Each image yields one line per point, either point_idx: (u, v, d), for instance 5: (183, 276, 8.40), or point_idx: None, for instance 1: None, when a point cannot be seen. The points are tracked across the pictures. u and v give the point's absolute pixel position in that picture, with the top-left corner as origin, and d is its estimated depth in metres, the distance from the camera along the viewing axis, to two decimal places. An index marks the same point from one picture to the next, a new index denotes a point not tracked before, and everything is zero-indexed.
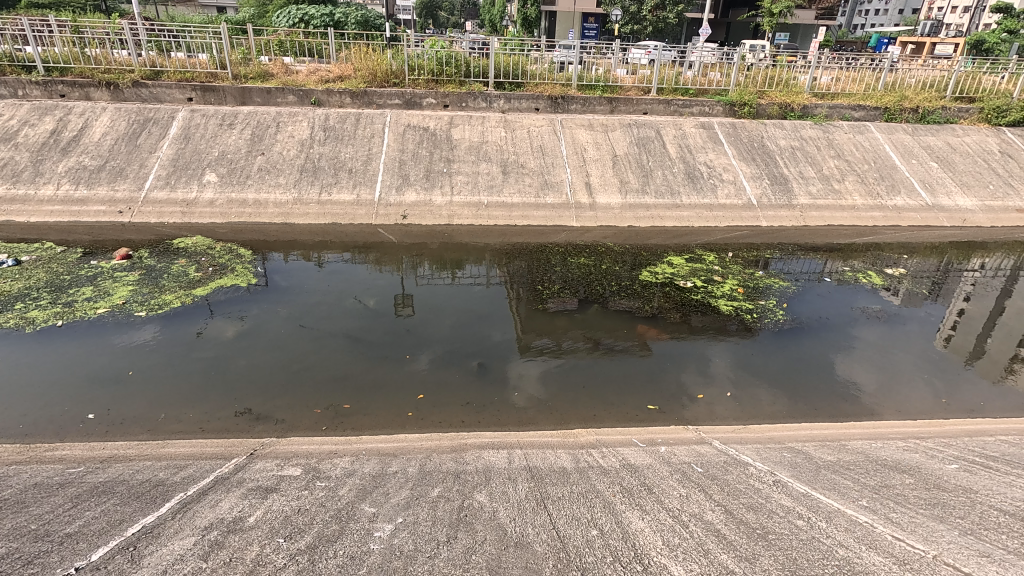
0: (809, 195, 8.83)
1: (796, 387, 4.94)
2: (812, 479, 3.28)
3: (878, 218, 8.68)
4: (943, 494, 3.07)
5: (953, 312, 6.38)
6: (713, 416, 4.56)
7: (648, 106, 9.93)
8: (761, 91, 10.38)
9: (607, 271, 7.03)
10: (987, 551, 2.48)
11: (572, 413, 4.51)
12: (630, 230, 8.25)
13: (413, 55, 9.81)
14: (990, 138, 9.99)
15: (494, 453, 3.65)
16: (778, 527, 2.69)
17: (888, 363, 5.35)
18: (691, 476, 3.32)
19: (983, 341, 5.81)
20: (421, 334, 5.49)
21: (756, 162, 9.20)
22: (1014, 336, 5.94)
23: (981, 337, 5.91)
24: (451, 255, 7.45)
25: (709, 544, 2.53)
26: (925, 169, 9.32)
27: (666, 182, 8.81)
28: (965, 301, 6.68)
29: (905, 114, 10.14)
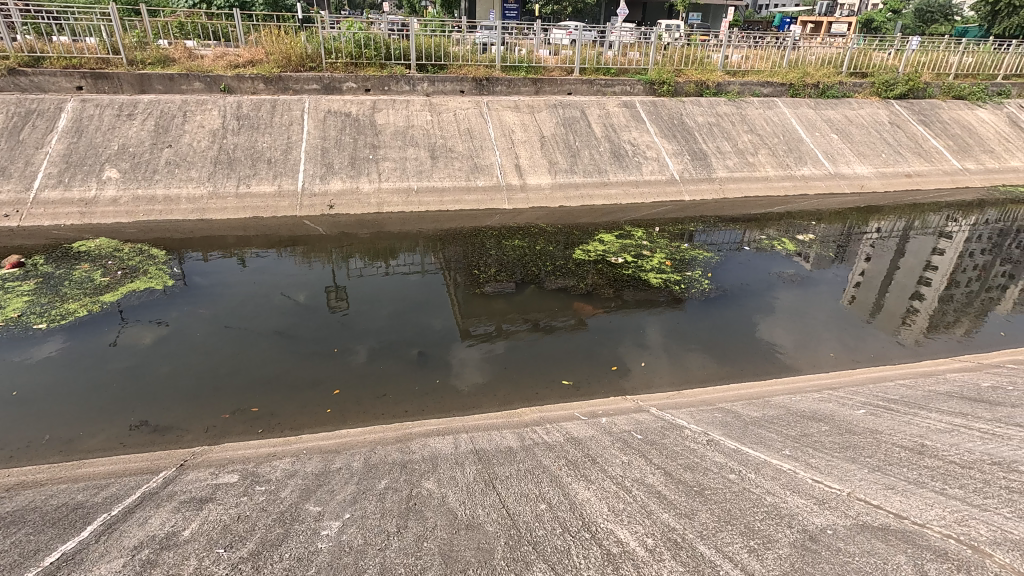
0: (726, 168, 9.28)
1: (723, 351, 5.24)
2: (740, 435, 3.51)
3: (788, 188, 9.28)
4: (855, 438, 3.36)
5: (856, 272, 6.95)
6: (649, 384, 4.76)
7: (572, 86, 10.01)
8: (678, 70, 10.75)
9: (541, 252, 7.11)
10: (892, 484, 2.73)
11: (515, 394, 4.57)
12: (562, 210, 8.37)
13: (328, 37, 9.39)
14: (881, 110, 10.79)
15: (439, 440, 3.64)
16: (712, 483, 2.86)
17: (803, 322, 5.77)
18: (632, 443, 3.47)
19: (882, 297, 6.38)
20: (357, 327, 5.36)
21: (676, 139, 9.54)
22: (907, 290, 6.56)
23: (881, 293, 6.48)
24: (383, 244, 7.27)
25: (651, 505, 2.66)
26: (828, 141, 10.01)
27: (594, 161, 8.98)
28: (866, 261, 7.29)
29: (808, 89, 10.84)
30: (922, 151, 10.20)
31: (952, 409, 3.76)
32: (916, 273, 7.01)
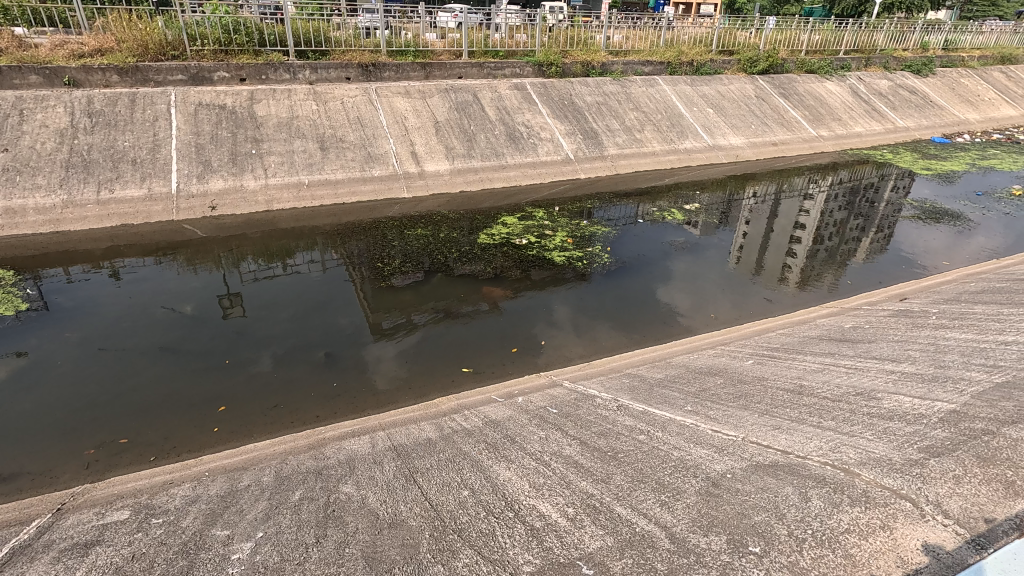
0: (616, 145, 9.67)
1: (627, 320, 5.51)
2: (647, 397, 3.72)
3: (673, 161, 9.87)
4: (746, 387, 3.67)
5: (738, 235, 7.55)
6: (561, 359, 4.90)
7: (462, 70, 9.90)
8: (563, 51, 10.99)
9: (445, 239, 7.03)
10: (778, 423, 3.03)
11: (431, 385, 4.52)
12: (462, 196, 8.33)
13: (191, 22, 8.49)
14: (748, 85, 11.70)
15: (355, 441, 3.53)
16: (624, 446, 3.01)
17: (696, 286, 6.20)
18: (548, 418, 3.56)
19: (761, 256, 6.99)
20: (255, 334, 5.01)
21: (568, 119, 9.77)
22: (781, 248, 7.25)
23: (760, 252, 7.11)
24: (276, 244, 6.84)
25: (570, 475, 2.75)
26: (704, 115, 10.73)
27: (490, 145, 8.98)
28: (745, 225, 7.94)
29: (684, 67, 11.52)
30: (784, 122, 11.22)
31: (823, 350, 4.22)
32: (788, 232, 7.75)
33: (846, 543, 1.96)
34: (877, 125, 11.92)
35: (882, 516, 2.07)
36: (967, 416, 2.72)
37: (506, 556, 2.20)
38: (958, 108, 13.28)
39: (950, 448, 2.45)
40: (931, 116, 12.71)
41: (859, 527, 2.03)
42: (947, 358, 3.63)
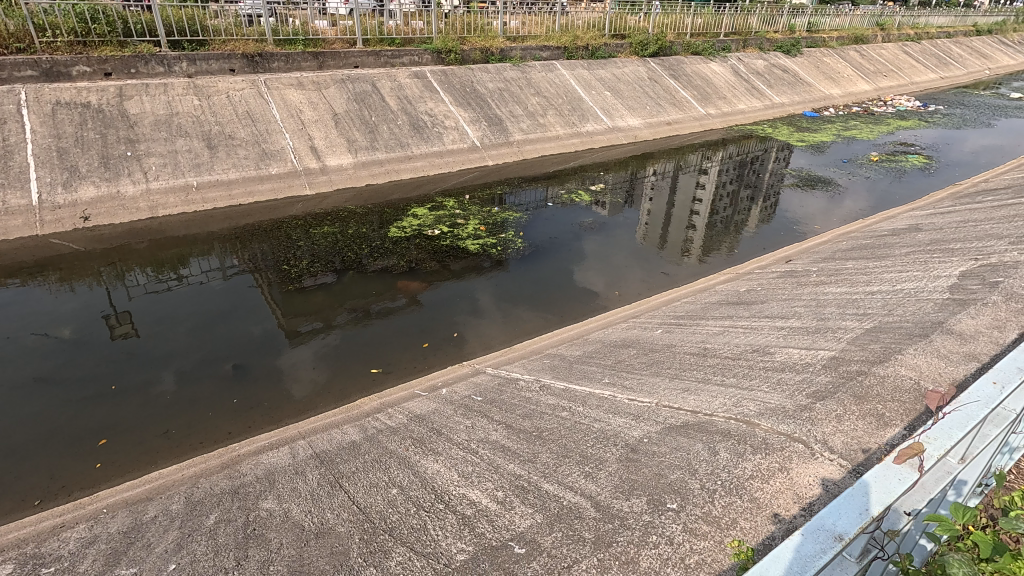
0: (521, 131, 9.76)
1: (545, 302, 5.63)
2: (567, 374, 3.84)
3: (577, 144, 10.14)
4: (657, 356, 3.88)
5: (642, 212, 7.91)
6: (483, 347, 4.93)
7: (358, 59, 9.52)
8: (461, 38, 10.84)
9: (355, 235, 6.80)
10: (688, 386, 3.24)
11: (351, 386, 4.39)
12: (369, 189, 8.08)
13: (37, 10, 7.54)
14: (640, 68, 12.20)
15: (273, 453, 3.36)
16: (548, 424, 3.09)
17: (607, 263, 6.44)
18: (473, 406, 3.58)
19: (665, 230, 7.37)
20: (149, 352, 4.60)
21: (471, 106, 9.71)
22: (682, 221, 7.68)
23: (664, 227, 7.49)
24: (166, 253, 6.29)
25: (498, 460, 2.79)
26: (603, 98, 11.08)
27: (394, 136, 8.75)
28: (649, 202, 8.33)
29: (580, 52, 11.79)
30: (676, 102, 11.84)
31: (723, 314, 4.54)
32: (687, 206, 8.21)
33: (750, 488, 2.13)
34: (757, 102, 12.88)
35: (779, 459, 2.26)
36: (844, 360, 3.04)
37: (439, 547, 2.19)
38: (823, 84, 14.63)
39: (832, 389, 2.72)
40: (801, 92, 13.92)
41: (761, 471, 2.21)
42: (826, 310, 4.04)
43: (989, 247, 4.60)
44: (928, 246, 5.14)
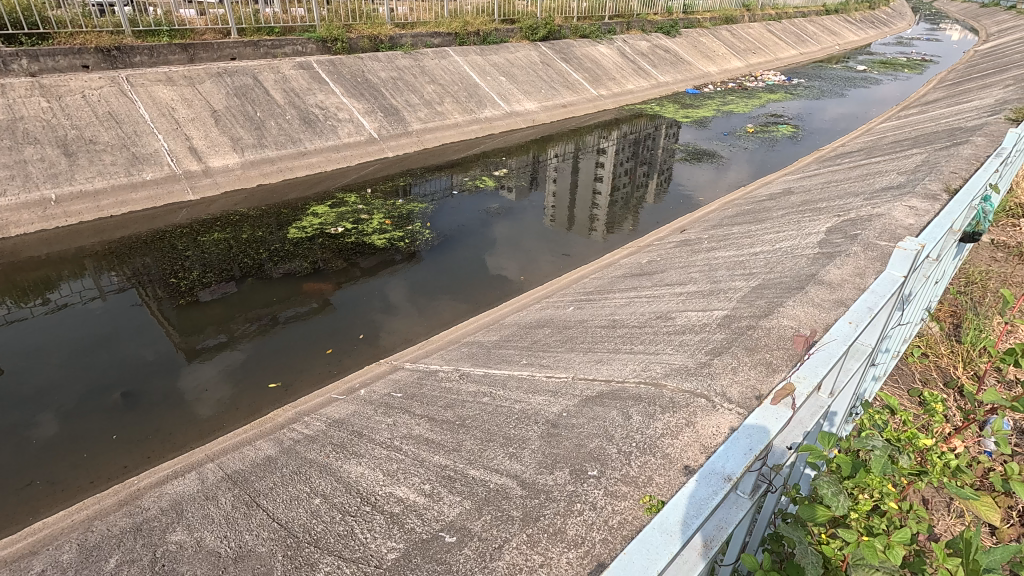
0: (419, 120, 9.57)
1: (459, 291, 5.62)
2: (486, 360, 3.88)
3: (477, 131, 10.13)
4: (571, 332, 4.01)
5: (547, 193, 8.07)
6: (399, 342, 4.84)
7: (234, 51, 8.80)
8: (347, 26, 10.41)
9: (250, 239, 6.39)
10: (600, 357, 3.38)
11: (261, 399, 4.15)
12: (261, 190, 7.60)
13: None
14: (532, 52, 12.32)
15: (179, 481, 3.11)
16: (471, 411, 3.11)
17: (516, 247, 6.53)
18: (393, 403, 3.52)
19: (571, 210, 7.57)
20: (17, 390, 4.07)
21: (364, 97, 9.36)
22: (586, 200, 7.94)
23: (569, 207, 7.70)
24: (27, 277, 5.56)
25: (422, 453, 2.77)
26: (498, 83, 11.11)
27: (283, 131, 8.25)
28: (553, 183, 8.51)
29: (471, 38, 11.71)
30: (569, 84, 12.12)
31: (628, 286, 4.77)
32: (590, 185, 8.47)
33: (662, 445, 2.27)
34: (644, 82, 13.50)
35: (685, 414, 2.43)
36: (736, 317, 3.30)
37: (369, 550, 2.15)
38: (702, 63, 15.59)
39: (727, 344, 2.94)
40: (683, 71, 14.76)
41: (670, 428, 2.36)
42: (718, 273, 4.36)
43: (848, 204, 5.15)
44: (799, 207, 5.67)
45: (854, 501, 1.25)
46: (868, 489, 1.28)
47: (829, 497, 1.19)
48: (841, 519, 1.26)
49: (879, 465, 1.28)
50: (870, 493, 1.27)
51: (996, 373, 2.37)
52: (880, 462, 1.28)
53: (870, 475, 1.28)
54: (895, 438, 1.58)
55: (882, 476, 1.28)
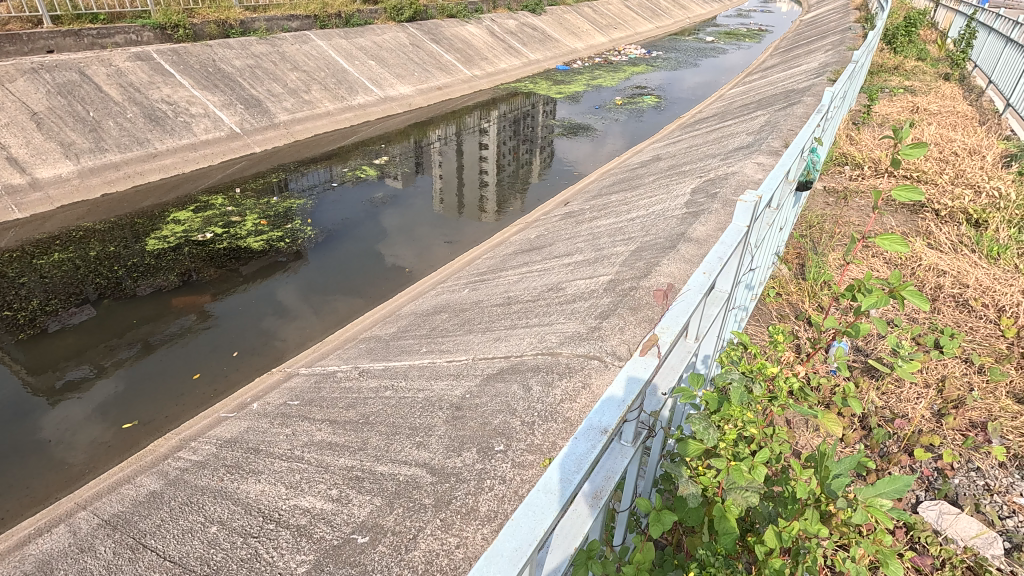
0: (286, 111, 8.95)
1: (351, 286, 5.41)
2: (385, 353, 3.79)
3: (351, 118, 9.68)
4: (468, 314, 4.02)
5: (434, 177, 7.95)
6: (291, 348, 4.59)
7: (52, 42, 7.57)
8: (188, 10, 9.40)
9: (101, 256, 5.67)
10: (498, 334, 3.44)
11: (138, 431, 3.76)
12: (107, 200, 6.74)
13: None
14: (400, 33, 11.91)
15: (45, 538, 2.74)
16: (374, 407, 3.03)
17: (407, 234, 6.39)
18: (290, 412, 3.34)
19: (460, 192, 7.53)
20: None
21: (219, 88, 8.53)
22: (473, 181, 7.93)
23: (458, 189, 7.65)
24: None
25: (326, 458, 2.67)
26: (368, 68, 10.65)
27: (125, 132, 7.30)
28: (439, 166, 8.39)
29: (333, 21, 11.06)
30: (442, 66, 11.93)
31: (519, 262, 4.86)
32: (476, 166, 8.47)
33: (562, 410, 2.36)
34: (516, 61, 13.64)
35: (581, 377, 2.54)
36: (620, 280, 3.49)
37: (279, 569, 2.05)
38: (568, 39, 16.03)
39: (613, 307, 3.11)
40: (551, 48, 15.09)
41: (569, 392, 2.46)
42: (601, 241, 4.58)
43: (708, 165, 5.61)
44: (667, 172, 6.09)
45: (721, 432, 1.36)
46: (731, 420, 1.39)
47: (700, 430, 1.29)
48: (713, 449, 1.37)
49: (738, 396, 1.39)
50: (735, 423, 1.39)
51: (843, 308, 2.70)
52: (739, 392, 1.40)
53: (731, 406, 1.40)
54: (748, 371, 1.62)
55: (743, 406, 1.41)
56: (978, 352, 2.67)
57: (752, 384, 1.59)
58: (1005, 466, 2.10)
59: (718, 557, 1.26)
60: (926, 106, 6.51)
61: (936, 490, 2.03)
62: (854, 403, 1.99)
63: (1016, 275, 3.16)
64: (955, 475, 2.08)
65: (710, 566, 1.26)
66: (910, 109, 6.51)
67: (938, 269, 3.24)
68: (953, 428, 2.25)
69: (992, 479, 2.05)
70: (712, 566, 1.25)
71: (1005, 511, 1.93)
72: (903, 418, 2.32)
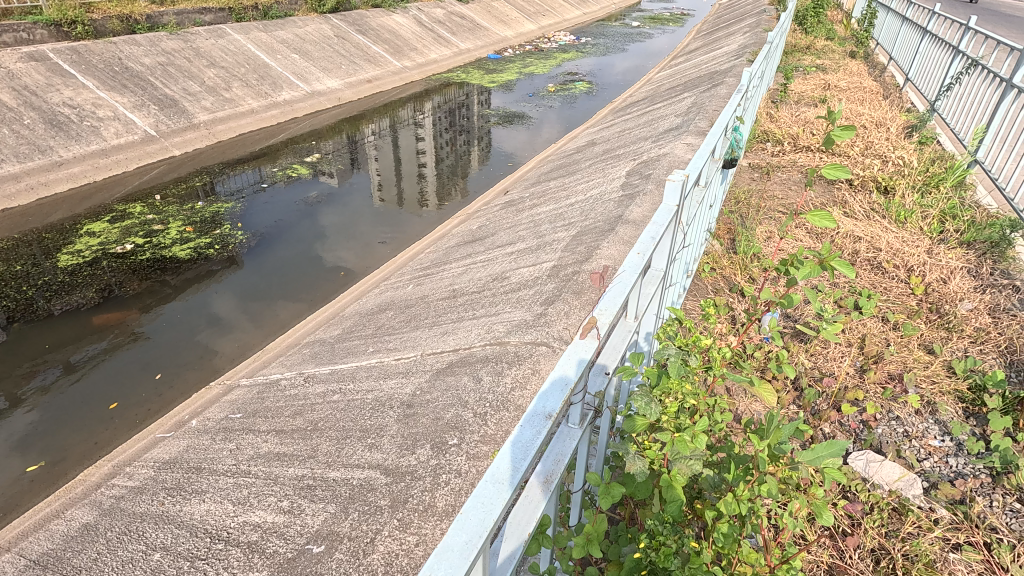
0: (205, 110, 8.45)
1: (290, 289, 5.22)
2: (331, 356, 3.69)
3: (277, 115, 9.26)
4: (414, 310, 3.97)
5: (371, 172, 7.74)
6: (230, 359, 4.39)
7: None
8: (86, 6, 8.73)
9: (7, 276, 5.19)
10: (445, 328, 3.41)
11: (65, 461, 3.51)
12: (8, 215, 6.16)
13: None
14: (323, 25, 11.45)
15: None
16: (322, 412, 2.94)
17: (346, 233, 6.22)
18: (233, 426, 3.20)
19: (400, 187, 7.38)
20: None
21: (128, 89, 7.92)
22: (412, 174, 7.79)
23: (397, 183, 7.49)
24: None
25: (274, 469, 2.58)
26: (291, 62, 10.21)
27: (23, 139, 6.64)
28: (375, 160, 8.18)
29: (250, 13, 10.50)
30: (370, 58, 11.59)
31: (463, 254, 4.83)
32: (414, 158, 8.32)
33: (513, 399, 2.37)
34: (446, 51, 13.43)
35: (530, 364, 2.56)
36: (563, 265, 3.53)
37: None
38: (498, 27, 15.93)
39: (558, 292, 3.14)
40: (481, 37, 14.96)
41: (519, 379, 2.48)
42: (543, 227, 4.61)
43: (641, 148, 5.75)
44: (602, 157, 6.19)
45: (662, 405, 1.40)
46: (670, 394, 1.42)
47: (642, 408, 1.33)
48: (656, 424, 1.40)
49: (675, 369, 1.43)
50: (674, 396, 1.42)
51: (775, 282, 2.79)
52: (675, 365, 1.44)
53: (669, 380, 1.44)
54: (684, 344, 1.69)
55: (681, 378, 1.45)
56: (892, 310, 2.88)
57: (688, 357, 1.64)
58: (920, 412, 2.30)
59: (665, 526, 1.29)
60: (836, 83, 6.93)
61: (862, 441, 2.19)
62: (789, 369, 2.15)
63: (921, 236, 3.45)
64: (878, 426, 2.25)
65: (659, 537, 1.28)
66: (822, 87, 6.91)
67: (854, 235, 3.46)
68: (874, 382, 2.44)
69: (910, 425, 2.24)
70: (660, 537, 1.27)
71: (922, 454, 2.12)
72: (830, 376, 2.49)
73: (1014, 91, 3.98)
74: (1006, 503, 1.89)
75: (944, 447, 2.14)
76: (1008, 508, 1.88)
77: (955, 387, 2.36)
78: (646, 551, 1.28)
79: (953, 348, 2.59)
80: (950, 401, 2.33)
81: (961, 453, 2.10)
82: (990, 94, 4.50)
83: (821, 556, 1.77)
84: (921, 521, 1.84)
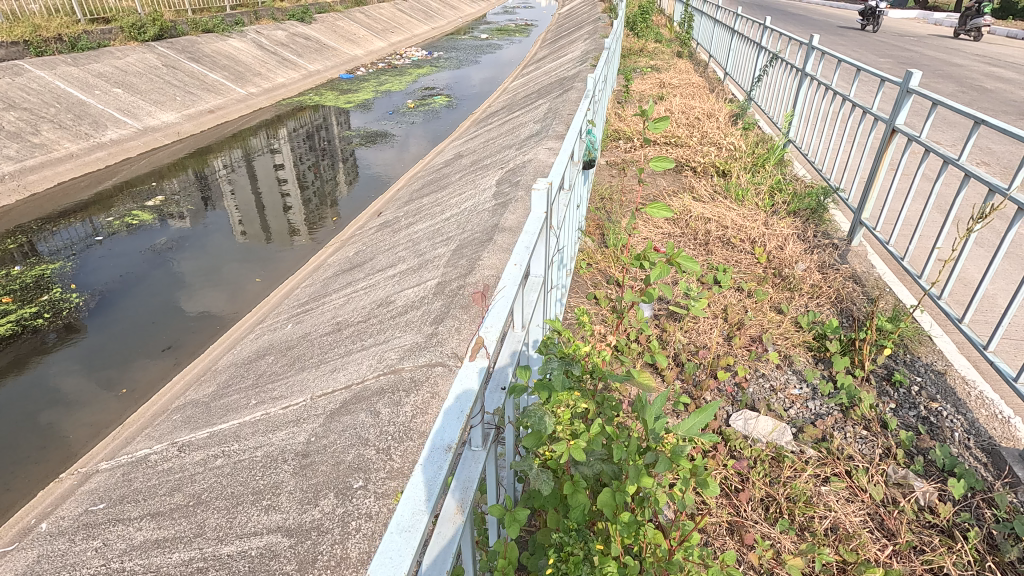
0: (9, 159, 7.25)
1: (146, 349, 4.64)
2: (208, 418, 3.32)
3: (104, 157, 8.20)
4: (296, 351, 3.72)
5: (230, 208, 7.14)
6: (82, 443, 3.79)
7: None
8: None
9: None
10: (334, 365, 3.22)
11: None
12: None
13: None
14: (147, 54, 10.32)
15: None
16: (204, 482, 2.63)
17: (210, 278, 5.65)
18: (97, 518, 2.77)
19: (264, 222, 6.90)
20: None
21: None
22: (275, 205, 7.31)
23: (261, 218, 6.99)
24: None
25: (155, 558, 2.28)
26: (113, 96, 9.08)
27: None
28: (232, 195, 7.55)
29: (53, 45, 9.24)
30: (208, 86, 10.68)
31: (343, 284, 4.62)
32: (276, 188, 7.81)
33: (417, 427, 2.30)
34: (294, 73, 12.78)
35: (429, 388, 2.49)
36: (446, 281, 3.49)
37: None
38: (346, 46, 15.47)
39: (446, 309, 3.09)
40: (330, 58, 14.44)
41: (419, 406, 2.41)
42: (423, 245, 4.54)
43: (507, 156, 5.90)
44: (471, 168, 6.25)
45: (557, 416, 1.41)
46: (561, 404, 1.41)
47: (535, 422, 1.31)
48: (552, 434, 1.41)
49: (561, 382, 1.41)
50: (566, 404, 1.44)
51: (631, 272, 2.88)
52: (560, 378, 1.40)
53: (555, 392, 1.41)
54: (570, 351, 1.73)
55: (565, 387, 1.45)
56: (745, 279, 3.22)
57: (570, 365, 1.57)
58: (780, 366, 2.60)
59: (571, 535, 1.35)
60: (669, 81, 7.61)
61: (739, 402, 2.41)
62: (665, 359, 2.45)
63: (757, 211, 3.88)
64: (749, 385, 2.50)
65: (567, 548, 1.35)
66: (658, 85, 7.56)
67: (704, 216, 3.80)
68: (740, 346, 2.70)
69: (774, 379, 2.52)
70: (567, 547, 1.34)
71: (787, 403, 2.39)
72: (704, 348, 2.72)
73: (808, 79, 4.67)
74: (856, 432, 2.20)
75: (804, 394, 2.43)
76: (859, 436, 2.18)
77: (804, 339, 2.69)
78: (557, 565, 1.34)
79: (798, 305, 2.96)
80: (802, 351, 2.66)
81: (817, 397, 2.41)
82: (791, 83, 5.21)
83: (721, 516, 1.92)
84: (796, 464, 2.07)
